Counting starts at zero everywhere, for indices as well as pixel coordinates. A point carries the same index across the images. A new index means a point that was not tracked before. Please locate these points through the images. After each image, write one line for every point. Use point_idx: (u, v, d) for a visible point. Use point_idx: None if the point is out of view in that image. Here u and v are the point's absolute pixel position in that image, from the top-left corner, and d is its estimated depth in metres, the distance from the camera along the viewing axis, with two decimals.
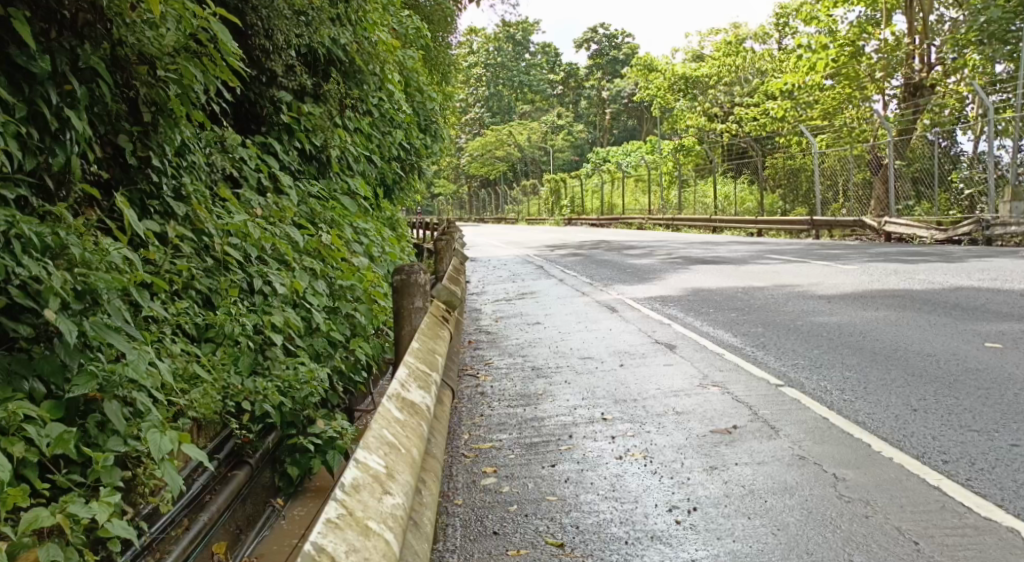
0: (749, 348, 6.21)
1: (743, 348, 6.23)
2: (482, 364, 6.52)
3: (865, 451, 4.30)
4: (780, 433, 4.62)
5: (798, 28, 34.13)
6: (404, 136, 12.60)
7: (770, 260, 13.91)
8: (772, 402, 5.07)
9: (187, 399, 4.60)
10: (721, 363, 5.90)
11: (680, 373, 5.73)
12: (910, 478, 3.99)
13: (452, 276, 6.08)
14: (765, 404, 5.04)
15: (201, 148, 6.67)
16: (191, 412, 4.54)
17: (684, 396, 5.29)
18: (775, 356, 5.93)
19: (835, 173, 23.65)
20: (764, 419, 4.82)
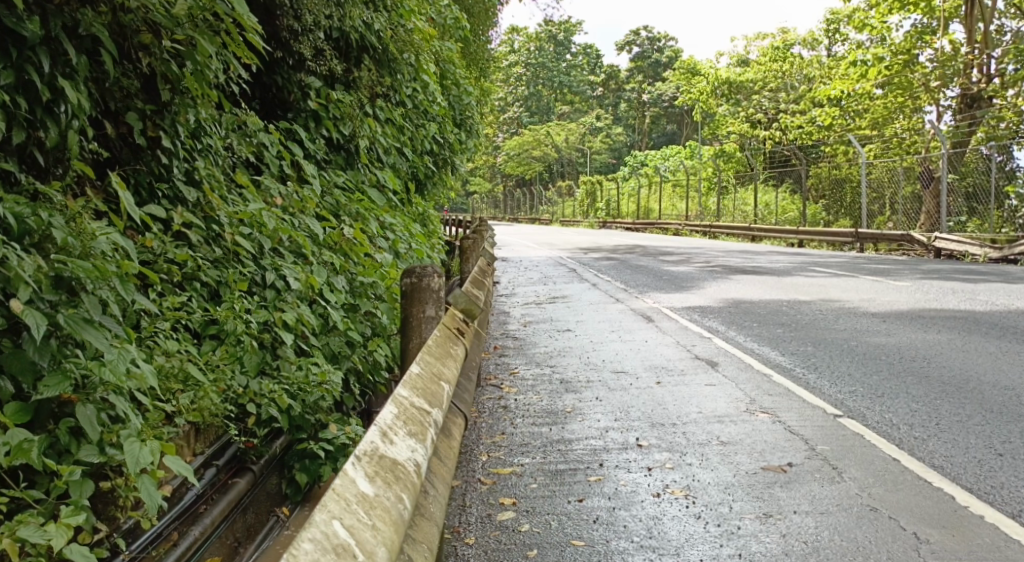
0: (800, 370, 5.68)
1: (793, 370, 5.70)
2: (507, 373, 6.06)
3: (949, 507, 3.76)
4: (843, 476, 4.11)
5: (848, 35, 33.37)
6: (437, 129, 12.19)
7: (815, 273, 13.32)
8: (831, 436, 4.55)
9: (175, 403, 4.22)
10: (770, 386, 5.38)
11: (723, 395, 5.23)
12: (1011, 545, 3.44)
13: (478, 277, 5.62)
14: (823, 438, 4.53)
15: (218, 131, 6.27)
16: (180, 418, 4.15)
17: (729, 423, 4.80)
18: (830, 381, 5.40)
19: (881, 185, 22.96)
20: (824, 457, 4.31)
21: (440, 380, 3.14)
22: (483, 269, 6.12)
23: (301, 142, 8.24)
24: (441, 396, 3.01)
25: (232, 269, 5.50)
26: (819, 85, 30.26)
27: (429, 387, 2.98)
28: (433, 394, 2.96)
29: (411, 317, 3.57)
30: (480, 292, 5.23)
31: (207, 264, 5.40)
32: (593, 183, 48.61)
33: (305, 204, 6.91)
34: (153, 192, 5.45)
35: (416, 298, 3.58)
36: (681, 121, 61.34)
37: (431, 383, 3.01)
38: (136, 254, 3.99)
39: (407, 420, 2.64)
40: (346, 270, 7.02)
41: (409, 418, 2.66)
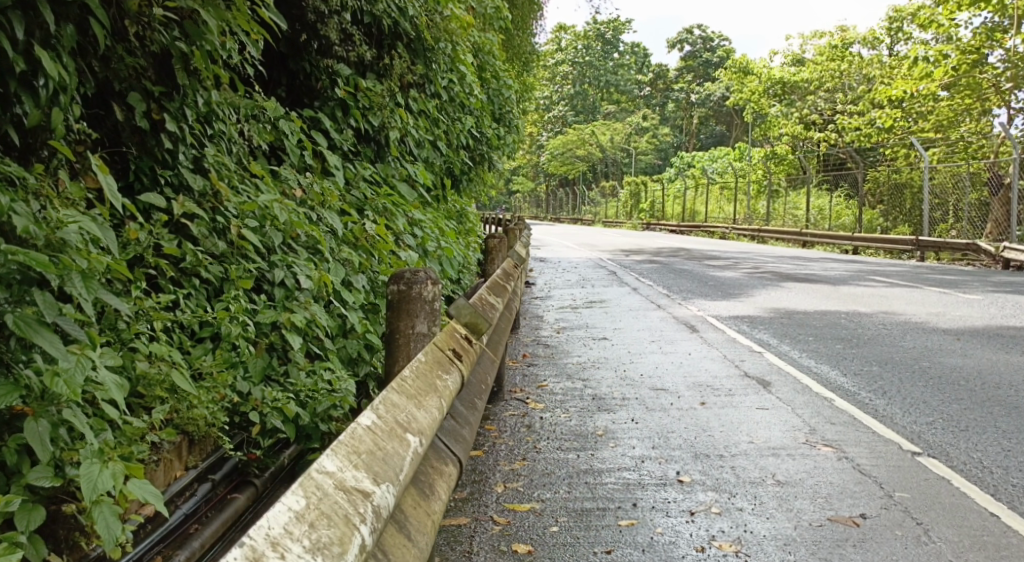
0: (867, 396, 5.07)
1: (858, 396, 5.09)
2: (536, 387, 5.53)
3: None
4: (931, 535, 3.49)
5: (910, 35, 32.34)
6: (475, 122, 11.70)
7: (873, 283, 12.61)
8: (910, 481, 3.95)
9: (149, 419, 3.75)
10: (833, 413, 4.78)
11: (778, 422, 4.65)
12: None
13: (501, 281, 5.09)
14: (900, 482, 3.94)
15: (233, 116, 5.80)
16: (154, 436, 3.68)
17: (786, 457, 4.23)
18: (901, 410, 4.79)
19: (943, 191, 22.11)
20: (904, 509, 3.70)
21: (405, 431, 2.40)
22: (507, 271, 5.51)
23: (328, 133, 7.69)
24: (398, 458, 2.26)
25: (244, 262, 5.01)
26: (879, 86, 29.31)
27: (383, 447, 2.24)
28: (387, 458, 2.22)
29: (398, 333, 3.16)
30: (496, 299, 4.58)
31: (211, 258, 4.90)
32: (639, 184, 47.92)
33: (326, 198, 6.43)
34: (156, 178, 5.00)
35: (405, 310, 3.17)
36: (730, 122, 60.36)
37: (387, 439, 2.28)
38: (116, 248, 3.51)
39: (319, 516, 1.86)
40: (367, 268, 6.52)
41: (324, 511, 1.88)
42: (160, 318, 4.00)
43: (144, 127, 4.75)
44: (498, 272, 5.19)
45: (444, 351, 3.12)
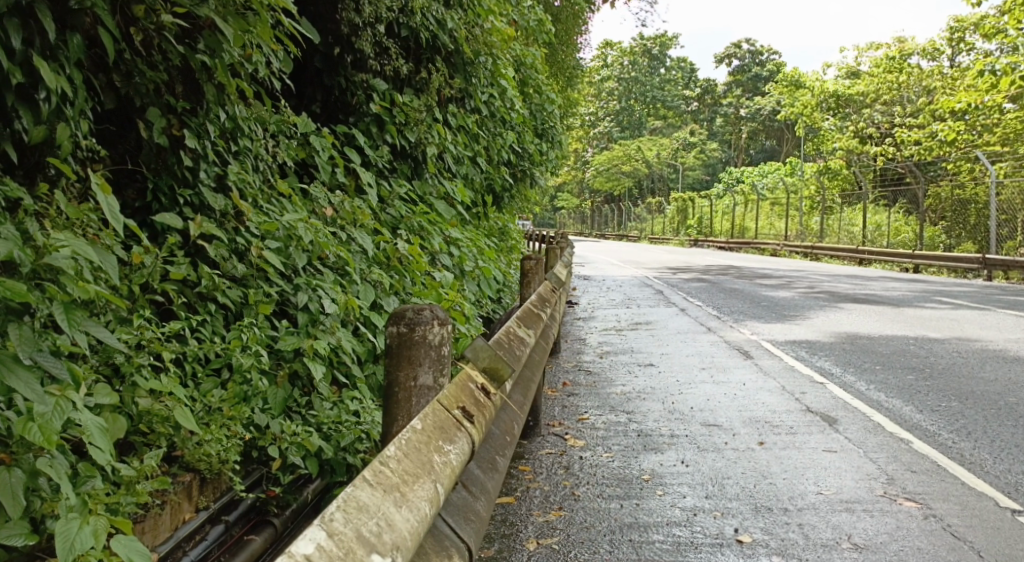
0: (957, 442, 4.64)
1: (947, 441, 4.66)
2: (574, 420, 5.15)
3: None
4: None
5: (972, 46, 31.44)
6: (516, 138, 11.32)
7: (935, 304, 12.05)
8: (1013, 546, 3.47)
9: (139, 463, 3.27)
10: (911, 460, 4.33)
11: (851, 469, 4.22)
12: None
13: (534, 310, 4.66)
14: (1000, 548, 3.45)
15: (265, 134, 5.46)
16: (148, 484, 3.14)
17: (862, 513, 3.77)
18: (988, 460, 4.34)
19: (1012, 206, 21.42)
20: None
21: (371, 549, 1.90)
22: (540, 299, 5.03)
23: (362, 151, 7.35)
24: None
25: (270, 285, 4.68)
26: (939, 98, 28.47)
27: None
28: None
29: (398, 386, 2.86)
30: (524, 335, 4.10)
31: (233, 282, 4.53)
32: (687, 200, 47.26)
33: (358, 217, 6.08)
34: (175, 199, 4.64)
35: (407, 359, 2.85)
36: (781, 137, 59.48)
37: None
38: (116, 275, 3.13)
39: None
40: (400, 290, 6.18)
41: None
42: (163, 349, 3.65)
43: (164, 144, 4.40)
44: (530, 301, 4.73)
45: (448, 414, 2.64)
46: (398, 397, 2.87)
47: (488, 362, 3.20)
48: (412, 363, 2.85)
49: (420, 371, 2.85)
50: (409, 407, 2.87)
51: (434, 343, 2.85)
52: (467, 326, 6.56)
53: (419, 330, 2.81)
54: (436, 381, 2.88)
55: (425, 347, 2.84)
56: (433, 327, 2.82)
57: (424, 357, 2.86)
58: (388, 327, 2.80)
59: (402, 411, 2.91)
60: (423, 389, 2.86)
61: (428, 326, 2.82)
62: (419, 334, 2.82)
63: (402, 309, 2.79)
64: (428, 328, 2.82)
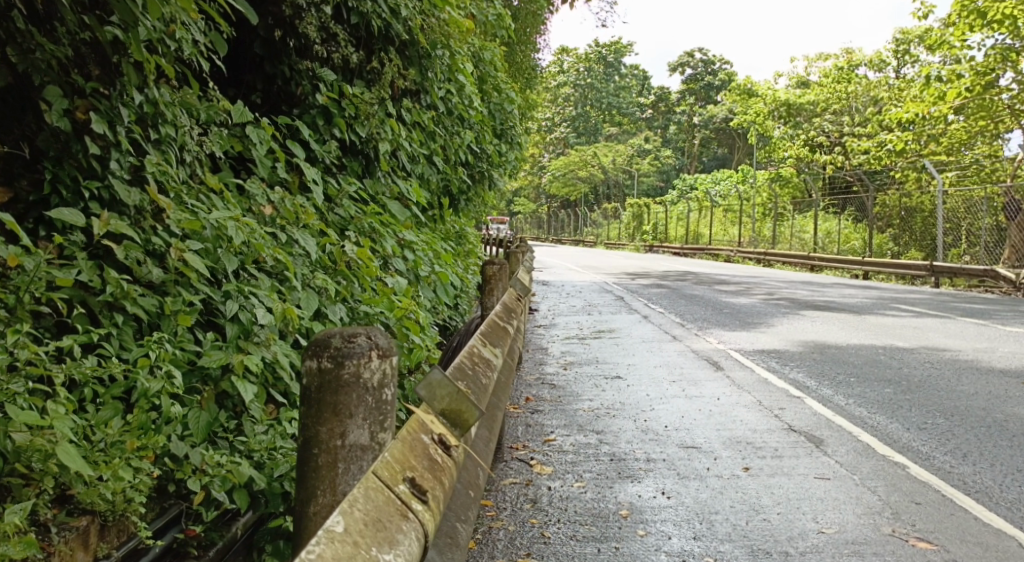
0: (955, 467, 4.22)
1: (944, 466, 4.23)
2: (540, 441, 4.72)
3: None
4: None
5: (918, 56, 31.64)
6: (474, 137, 10.85)
7: (899, 312, 11.81)
8: None
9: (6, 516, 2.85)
10: (914, 490, 3.95)
11: (850, 503, 3.82)
12: None
13: (497, 324, 4.17)
14: None
15: (193, 121, 4.92)
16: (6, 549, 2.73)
17: (869, 557, 3.36)
18: (999, 487, 3.97)
19: (954, 215, 21.49)
20: None
21: None
22: (506, 309, 4.54)
23: (307, 145, 6.82)
24: None
25: (194, 292, 4.15)
26: (889, 107, 28.56)
27: None
28: None
29: (322, 447, 2.64)
30: (489, 356, 3.61)
31: (148, 289, 3.97)
32: (641, 206, 47.14)
33: (301, 216, 5.57)
34: (80, 192, 4.08)
35: (332, 411, 2.62)
36: (734, 145, 59.73)
37: None
38: None
39: None
40: (347, 296, 5.69)
41: None
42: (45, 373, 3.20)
43: (66, 129, 3.91)
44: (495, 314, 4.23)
45: (393, 504, 2.26)
46: (322, 456, 2.66)
47: (446, 403, 2.78)
48: (339, 413, 2.61)
49: (349, 424, 2.62)
50: (336, 473, 2.69)
51: (369, 383, 2.60)
52: (421, 335, 6.08)
53: (349, 367, 2.56)
54: (371, 435, 2.64)
55: (356, 386, 2.59)
56: (368, 361, 2.56)
57: (355, 406, 2.62)
58: (307, 362, 2.57)
59: (327, 477, 2.70)
60: (353, 446, 2.64)
61: (362, 360, 2.56)
62: (349, 372, 2.57)
63: (329, 339, 2.55)
64: (361, 363, 2.57)
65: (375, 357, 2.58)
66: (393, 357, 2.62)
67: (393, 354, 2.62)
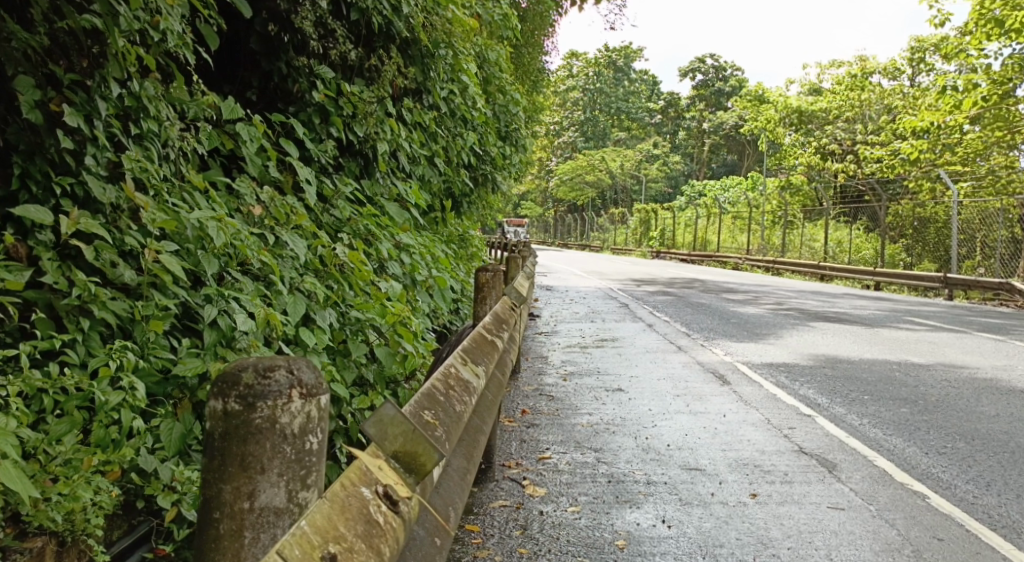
0: (979, 497, 3.98)
1: (967, 497, 3.99)
2: (534, 460, 4.49)
3: None
4: None
5: (932, 65, 31.35)
6: (478, 139, 10.62)
7: (911, 325, 11.56)
8: None
9: None
10: (937, 524, 3.70)
11: (867, 537, 3.57)
12: None
13: (483, 339, 3.90)
14: None
15: (178, 116, 4.69)
16: None
17: None
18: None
19: (970, 226, 21.23)
20: None
21: None
22: (496, 321, 4.28)
23: (302, 144, 6.60)
24: None
25: (171, 296, 3.93)
26: (901, 116, 28.31)
27: None
28: None
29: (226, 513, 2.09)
30: (469, 376, 3.36)
31: (121, 291, 3.76)
32: (649, 212, 46.91)
33: (291, 218, 5.34)
34: (51, 189, 3.84)
35: (238, 468, 2.07)
36: (743, 151, 59.50)
37: None
38: None
39: None
40: (338, 302, 5.46)
41: None
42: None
43: (38, 122, 3.66)
44: (482, 327, 3.97)
45: None
46: (223, 525, 2.11)
47: (400, 444, 2.54)
48: (247, 468, 2.07)
49: (260, 483, 2.08)
50: (240, 544, 2.13)
51: (287, 430, 2.08)
52: (416, 343, 5.84)
53: (261, 410, 2.05)
54: (287, 496, 2.11)
55: (270, 434, 2.07)
56: (287, 402, 2.06)
57: (268, 460, 2.09)
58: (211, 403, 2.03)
59: (228, 552, 2.13)
60: (264, 510, 2.10)
61: (279, 401, 2.06)
62: (262, 416, 2.05)
63: (237, 374, 2.05)
64: (277, 405, 2.06)
65: (298, 398, 2.08)
66: (320, 397, 2.13)
67: (320, 395, 2.13)
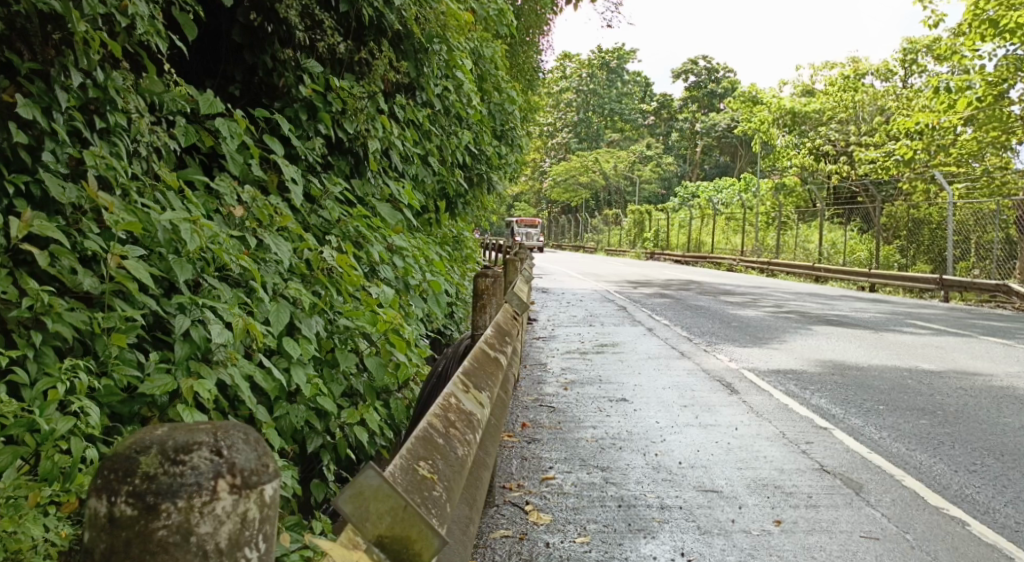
0: (1022, 525, 3.69)
1: (1008, 524, 3.70)
2: (536, 481, 4.20)
3: None
4: None
5: (925, 66, 31.11)
6: (472, 138, 10.29)
7: (915, 329, 11.27)
8: None
9: None
10: (982, 555, 3.42)
11: None
12: None
13: (486, 361, 3.52)
14: None
15: (151, 110, 4.36)
16: None
17: None
18: None
19: (964, 227, 20.94)
20: None
21: None
22: (497, 337, 3.92)
23: (288, 141, 6.26)
24: None
25: (138, 306, 3.60)
26: (896, 116, 28.07)
27: None
28: None
29: None
30: (470, 407, 2.99)
31: (82, 301, 3.44)
32: (643, 213, 46.66)
33: (275, 219, 5.01)
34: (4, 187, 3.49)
35: None
36: (736, 153, 59.30)
37: None
38: None
39: None
40: (326, 308, 5.14)
41: None
42: None
43: None
44: (482, 345, 3.61)
45: None
46: None
47: (385, 525, 2.14)
48: None
49: None
50: None
51: (209, 545, 1.54)
52: (408, 353, 5.52)
53: (168, 514, 1.51)
54: None
55: (183, 552, 1.52)
56: (207, 499, 1.53)
57: None
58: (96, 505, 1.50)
59: None
60: None
61: (194, 497, 1.52)
62: (169, 524, 1.51)
63: (136, 461, 1.52)
64: (193, 506, 1.53)
65: (227, 494, 1.55)
66: (258, 493, 1.59)
67: (258, 487, 1.59)
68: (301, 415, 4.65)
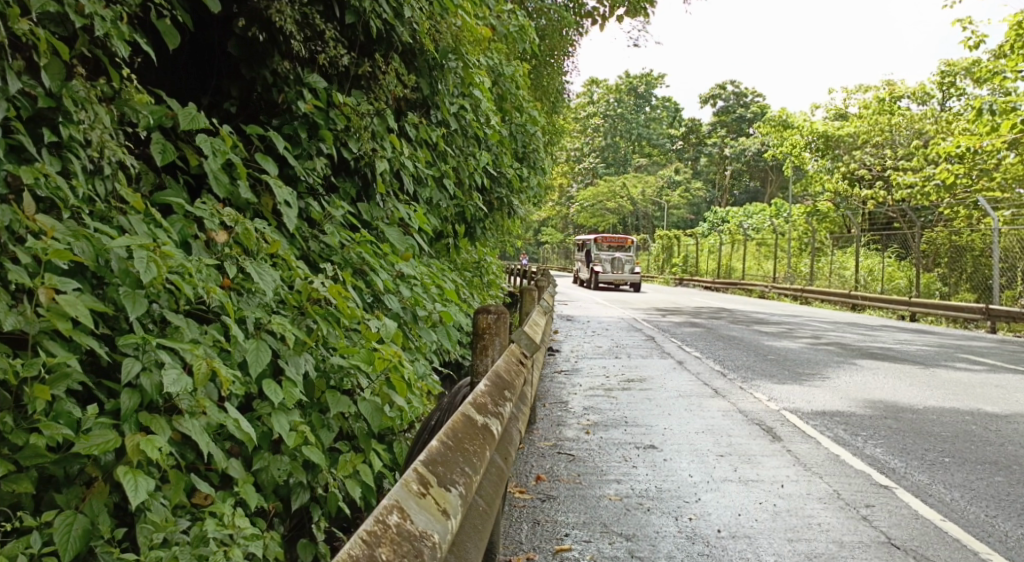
0: None
1: None
2: (549, 554, 3.65)
3: None
4: None
5: (965, 89, 30.30)
6: (491, 160, 9.72)
7: (968, 363, 10.55)
8: None
9: None
10: None
11: None
12: None
13: (460, 438, 2.82)
14: None
15: (119, 124, 3.87)
16: None
17: None
18: None
19: (1010, 254, 20.12)
20: None
21: None
22: (482, 402, 3.22)
23: (284, 161, 5.74)
24: None
25: (79, 347, 3.08)
26: (936, 139, 27.27)
27: None
28: None
29: None
30: (423, 523, 2.30)
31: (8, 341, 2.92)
32: (672, 238, 45.87)
33: (262, 247, 4.49)
34: None
35: None
36: (767, 178, 58.50)
37: None
38: None
39: None
40: (316, 345, 4.61)
41: None
42: None
43: None
44: (459, 418, 2.92)
45: None
46: None
47: None
48: None
49: None
50: None
51: None
52: (410, 394, 4.97)
53: None
54: None
55: None
56: None
57: None
58: None
59: None
60: None
61: None
62: None
63: None
64: None
65: None
66: None
67: None
68: (285, 468, 4.12)
